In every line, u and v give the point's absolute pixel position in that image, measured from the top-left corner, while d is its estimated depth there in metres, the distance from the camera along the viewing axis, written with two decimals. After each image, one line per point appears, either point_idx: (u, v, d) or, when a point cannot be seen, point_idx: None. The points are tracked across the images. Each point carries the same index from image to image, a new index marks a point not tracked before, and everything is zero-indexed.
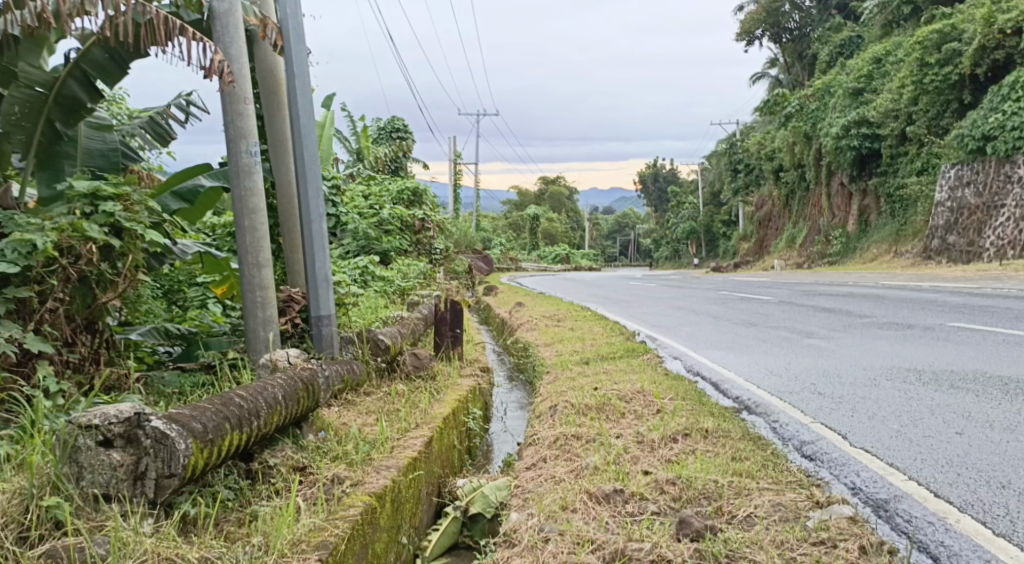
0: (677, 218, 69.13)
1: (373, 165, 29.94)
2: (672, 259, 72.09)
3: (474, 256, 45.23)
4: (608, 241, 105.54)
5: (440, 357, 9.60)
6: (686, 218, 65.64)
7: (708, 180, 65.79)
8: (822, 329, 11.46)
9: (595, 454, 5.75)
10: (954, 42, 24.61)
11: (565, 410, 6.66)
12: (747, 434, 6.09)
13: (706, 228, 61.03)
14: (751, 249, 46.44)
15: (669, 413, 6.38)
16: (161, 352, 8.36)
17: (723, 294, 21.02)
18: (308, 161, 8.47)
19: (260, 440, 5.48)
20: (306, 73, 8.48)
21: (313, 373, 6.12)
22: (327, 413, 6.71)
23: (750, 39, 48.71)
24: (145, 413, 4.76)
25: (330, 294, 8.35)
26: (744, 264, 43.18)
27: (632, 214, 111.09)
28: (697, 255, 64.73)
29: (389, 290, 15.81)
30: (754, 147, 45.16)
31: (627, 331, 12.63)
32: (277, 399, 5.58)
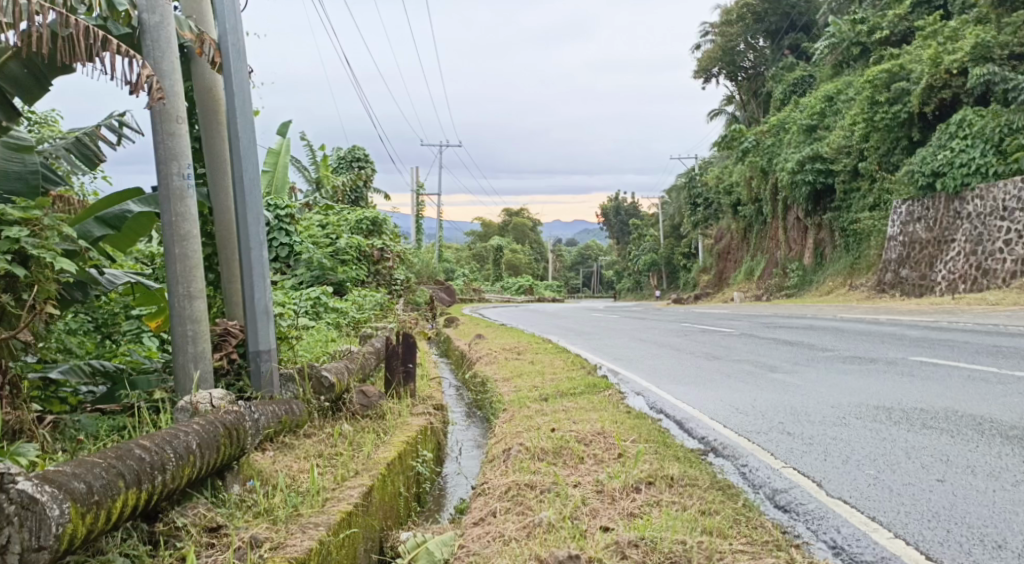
0: (637, 251, 69.09)
1: (331, 195, 29.44)
2: (633, 290, 72.04)
3: (435, 288, 44.75)
4: (570, 273, 105.46)
5: (392, 394, 9.06)
6: (647, 250, 65.60)
7: (667, 214, 65.89)
8: (785, 363, 11.07)
9: (550, 508, 5.25)
10: (903, 81, 24.65)
11: (518, 454, 6.14)
12: (715, 483, 5.62)
13: (666, 261, 61.05)
14: (709, 282, 46.36)
15: (632, 457, 5.90)
16: (83, 392, 7.85)
17: (684, 327, 20.67)
18: (248, 185, 7.96)
19: (167, 496, 4.94)
20: (246, 92, 8.01)
21: (239, 417, 5.56)
22: (259, 459, 6.14)
23: (707, 76, 48.94)
24: (10, 475, 4.27)
25: (270, 327, 7.82)
26: (704, 295, 43.09)
27: (595, 247, 111.20)
28: (657, 287, 64.67)
29: (342, 321, 15.29)
30: (712, 181, 45.22)
31: (586, 365, 12.15)
32: (190, 448, 5.04)
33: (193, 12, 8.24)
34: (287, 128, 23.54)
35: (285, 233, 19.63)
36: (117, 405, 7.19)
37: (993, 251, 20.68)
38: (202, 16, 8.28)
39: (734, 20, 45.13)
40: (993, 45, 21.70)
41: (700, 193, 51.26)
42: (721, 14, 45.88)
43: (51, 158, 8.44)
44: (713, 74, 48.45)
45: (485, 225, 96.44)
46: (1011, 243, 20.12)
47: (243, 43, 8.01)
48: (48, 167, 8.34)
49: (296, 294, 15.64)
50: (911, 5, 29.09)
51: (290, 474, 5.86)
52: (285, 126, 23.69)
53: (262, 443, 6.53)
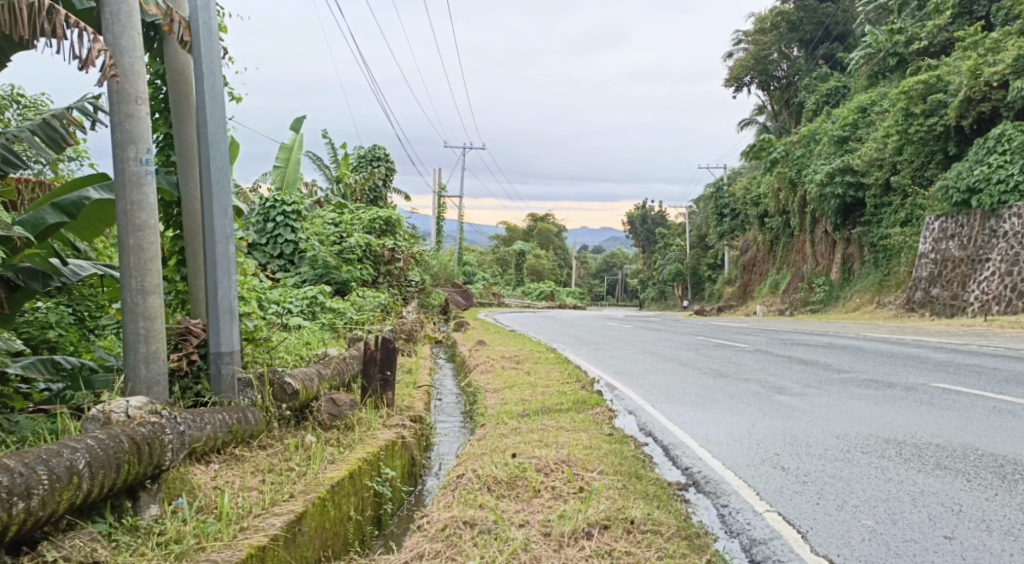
0: (663, 260, 68.25)
1: (347, 192, 29.02)
2: (658, 300, 71.22)
3: (451, 290, 44.27)
4: (594, 281, 104.57)
5: (368, 403, 8.48)
6: (673, 260, 64.76)
7: (695, 225, 64.98)
8: (795, 384, 10.39)
9: (480, 555, 4.77)
10: (941, 93, 23.87)
11: (469, 483, 5.61)
12: (679, 531, 5.10)
13: (692, 273, 60.12)
14: (733, 294, 45.54)
15: (591, 492, 5.40)
16: (42, 390, 7.38)
17: (698, 339, 19.99)
18: (215, 175, 7.49)
19: (40, 524, 4.70)
20: (216, 75, 7.58)
21: (155, 432, 5.26)
22: (195, 474, 5.65)
23: (739, 85, 48.14)
24: None
25: (233, 327, 7.33)
26: (727, 308, 42.24)
27: (621, 255, 110.33)
28: (681, 297, 63.74)
29: (339, 322, 14.77)
30: (740, 192, 44.44)
31: (586, 377, 11.55)
32: (74, 469, 4.82)
33: None
34: (302, 122, 23.14)
35: (291, 229, 19.17)
36: (65, 406, 6.71)
37: None
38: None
39: (769, 28, 44.42)
40: None
41: (728, 204, 50.45)
42: (754, 22, 45.18)
43: (15, 139, 7.94)
44: (745, 83, 47.64)
45: (509, 229, 95.92)
46: None
47: (215, 24, 7.63)
48: (10, 149, 7.86)
49: (294, 294, 15.16)
50: (951, 16, 28.29)
51: (223, 492, 5.44)
52: (299, 121, 23.30)
53: (205, 455, 5.99)
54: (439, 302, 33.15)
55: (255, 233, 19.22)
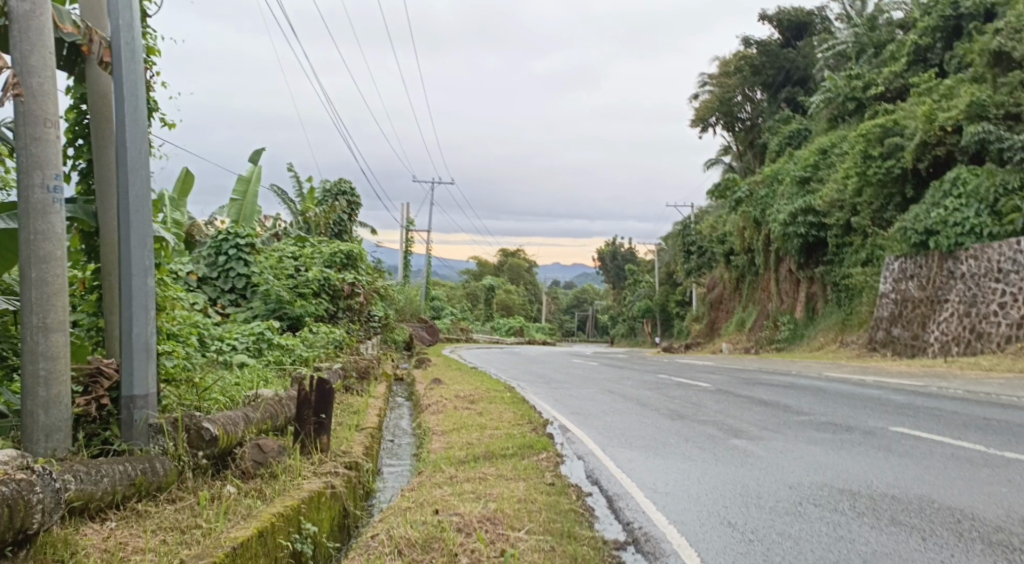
0: (632, 297, 68.05)
1: (308, 226, 28.51)
2: (627, 337, 70.96)
3: (417, 326, 43.70)
4: (564, 316, 104.20)
5: (301, 451, 7.88)
6: (642, 296, 64.56)
7: (663, 262, 64.86)
8: (752, 428, 9.97)
9: None
10: (897, 136, 23.82)
11: (382, 545, 5.25)
12: None
13: (660, 310, 59.92)
14: (700, 331, 45.29)
15: (513, 557, 5.10)
16: None
17: (660, 378, 19.57)
18: (132, 203, 6.97)
19: None
20: (138, 97, 7.08)
21: (27, 490, 4.85)
22: (79, 535, 5.23)
23: (704, 126, 48.25)
24: None
25: (150, 368, 6.88)
26: (694, 345, 41.95)
27: (592, 291, 110.23)
28: (651, 334, 63.47)
29: (286, 360, 14.23)
30: (706, 230, 44.34)
31: (538, 418, 11.08)
32: None
33: (88, 9, 7.35)
34: (260, 154, 22.67)
35: (243, 263, 18.63)
36: None
37: (988, 314, 19.62)
38: (98, 15, 7.41)
39: (732, 72, 44.69)
40: (988, 104, 20.92)
41: (695, 241, 50.42)
42: (718, 65, 45.46)
43: None
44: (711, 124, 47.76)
45: (479, 264, 95.55)
46: (1006, 306, 19.10)
47: (138, 44, 7.12)
48: None
49: (239, 332, 14.62)
50: (906, 63, 28.44)
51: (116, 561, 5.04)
52: (257, 154, 22.85)
53: (101, 511, 5.57)
54: (403, 337, 32.58)
55: (206, 266, 18.67)
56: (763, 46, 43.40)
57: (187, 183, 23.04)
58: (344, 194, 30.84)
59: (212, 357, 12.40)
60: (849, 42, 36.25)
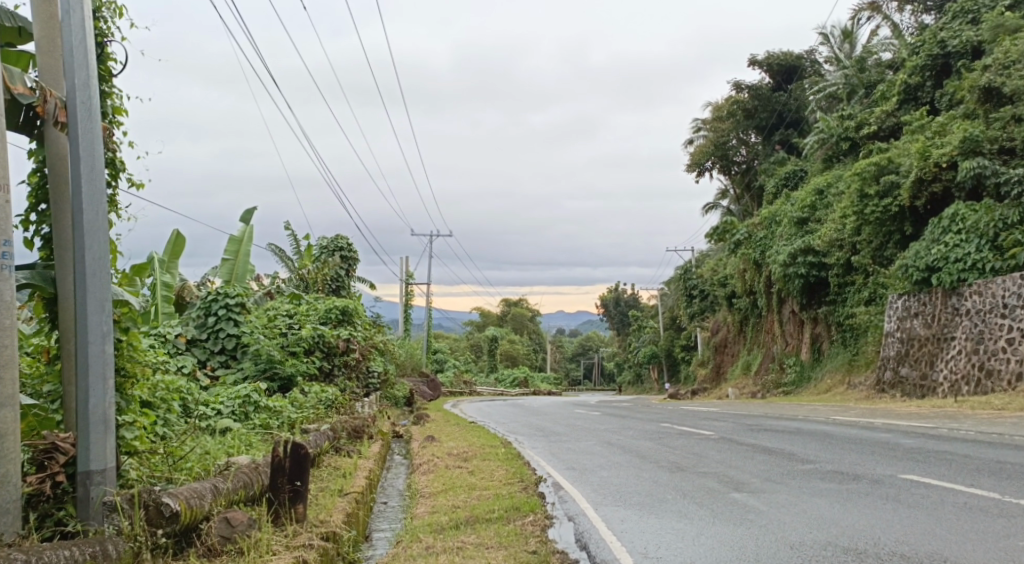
0: (637, 343, 67.55)
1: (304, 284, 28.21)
2: (634, 384, 70.35)
3: (418, 380, 43.20)
4: (570, 365, 103.49)
5: (275, 524, 7.38)
6: (647, 342, 64.05)
7: (666, 307, 64.44)
8: (754, 479, 9.53)
9: None
10: (892, 174, 23.54)
11: None
12: None
13: (665, 355, 59.39)
14: (705, 376, 44.76)
15: None
16: None
17: (663, 427, 19.10)
18: (89, 266, 6.50)
19: None
20: (96, 156, 6.61)
21: None
22: None
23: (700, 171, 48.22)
24: None
25: (108, 441, 6.55)
26: (701, 391, 41.38)
27: (597, 338, 109.70)
28: (657, 380, 62.85)
29: (274, 422, 13.81)
30: (707, 273, 43.98)
31: (531, 476, 10.65)
32: None
33: (45, 68, 6.91)
34: (251, 213, 22.43)
35: (233, 323, 18.26)
36: None
37: (996, 350, 19.20)
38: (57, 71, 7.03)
39: (725, 116, 44.72)
40: (982, 139, 20.69)
41: (697, 285, 50.11)
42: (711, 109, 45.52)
43: None
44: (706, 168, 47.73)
45: (481, 316, 95.21)
46: (1014, 342, 18.68)
47: (94, 101, 6.65)
48: None
49: (225, 395, 14.24)
50: (898, 101, 28.30)
51: None
52: (247, 213, 22.61)
53: None
54: (403, 392, 32.13)
55: (195, 328, 18.31)
56: (755, 89, 43.47)
57: (177, 245, 22.77)
58: (340, 249, 30.58)
59: (195, 423, 11.98)
60: (839, 83, 36.22)
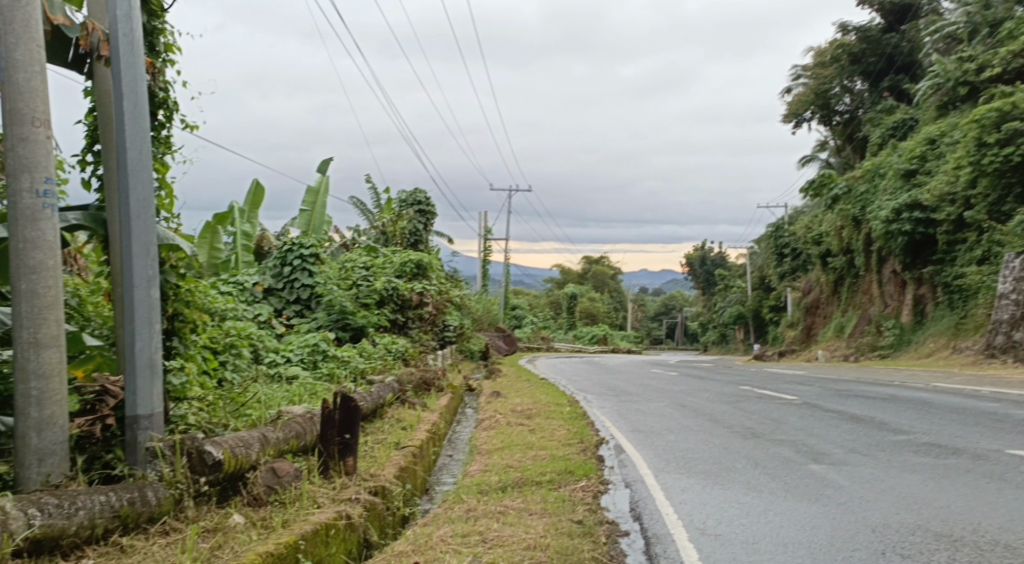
0: (723, 303, 66.28)
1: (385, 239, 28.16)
2: (720, 344, 69.27)
3: (493, 335, 43.16)
4: (652, 323, 102.34)
5: (323, 476, 7.19)
6: (735, 302, 62.87)
7: (756, 266, 62.93)
8: (836, 449, 9.05)
9: None
10: (1016, 121, 22.02)
11: None
12: None
13: (752, 315, 58.13)
14: (795, 338, 43.65)
15: None
16: None
17: (744, 389, 18.55)
18: (135, 208, 6.37)
19: None
20: (140, 93, 6.42)
21: None
22: None
23: (799, 121, 46.89)
24: None
25: (154, 385, 6.44)
26: (789, 352, 40.38)
27: (683, 297, 108.20)
28: (744, 340, 61.64)
29: (343, 372, 13.49)
30: (802, 229, 41.92)
31: (593, 437, 10.36)
32: None
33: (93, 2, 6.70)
34: (327, 164, 22.44)
35: (308, 273, 18.26)
36: None
37: None
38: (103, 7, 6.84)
39: (828, 61, 43.21)
40: None
41: (788, 243, 48.74)
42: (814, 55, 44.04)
43: None
44: (806, 118, 46.38)
45: (562, 273, 94.92)
46: None
47: (138, 35, 6.42)
48: None
49: (292, 343, 14.29)
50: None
51: None
52: (324, 164, 22.58)
53: (77, 548, 5.02)
54: (479, 346, 32.07)
55: (271, 277, 18.47)
56: (864, 31, 41.78)
57: (256, 194, 22.86)
58: (418, 203, 30.17)
59: (262, 370, 12.01)
60: (959, 23, 34.06)
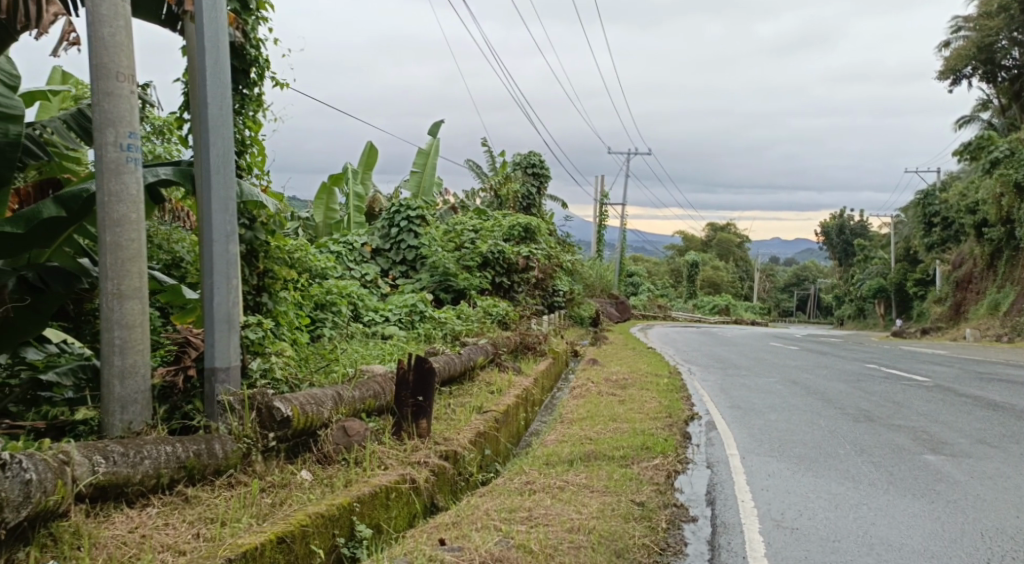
0: (863, 276, 63.45)
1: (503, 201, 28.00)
2: (857, 318, 66.60)
3: (606, 302, 42.74)
4: (781, 295, 99.31)
5: (395, 437, 7.20)
6: (876, 275, 60.18)
7: (902, 236, 59.91)
8: (962, 439, 8.46)
9: None
10: None
11: None
12: None
13: (895, 289, 55.35)
14: (944, 315, 41.25)
15: None
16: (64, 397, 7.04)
17: (872, 366, 17.70)
18: (214, 165, 6.60)
19: None
20: (218, 50, 6.61)
21: (42, 471, 4.50)
22: (114, 530, 4.75)
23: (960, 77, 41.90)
24: None
25: (230, 338, 6.55)
26: (933, 328, 38.28)
27: (818, 268, 104.43)
28: (883, 315, 58.84)
29: (438, 333, 13.51)
30: (953, 197, 39.30)
31: (686, 412, 10.09)
32: None
33: None
34: (438, 125, 22.48)
35: (414, 234, 18.44)
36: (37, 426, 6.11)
37: None
38: None
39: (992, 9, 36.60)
40: None
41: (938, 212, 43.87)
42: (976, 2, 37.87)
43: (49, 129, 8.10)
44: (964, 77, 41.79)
45: (684, 241, 93.43)
46: None
47: None
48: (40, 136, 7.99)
49: (392, 303, 14.40)
50: None
51: (141, 545, 4.68)
52: (435, 126, 22.61)
53: (144, 496, 5.11)
54: (589, 312, 31.78)
55: (380, 238, 18.76)
56: None
57: (370, 156, 23.17)
58: (533, 166, 29.74)
59: (362, 329, 12.09)
60: None
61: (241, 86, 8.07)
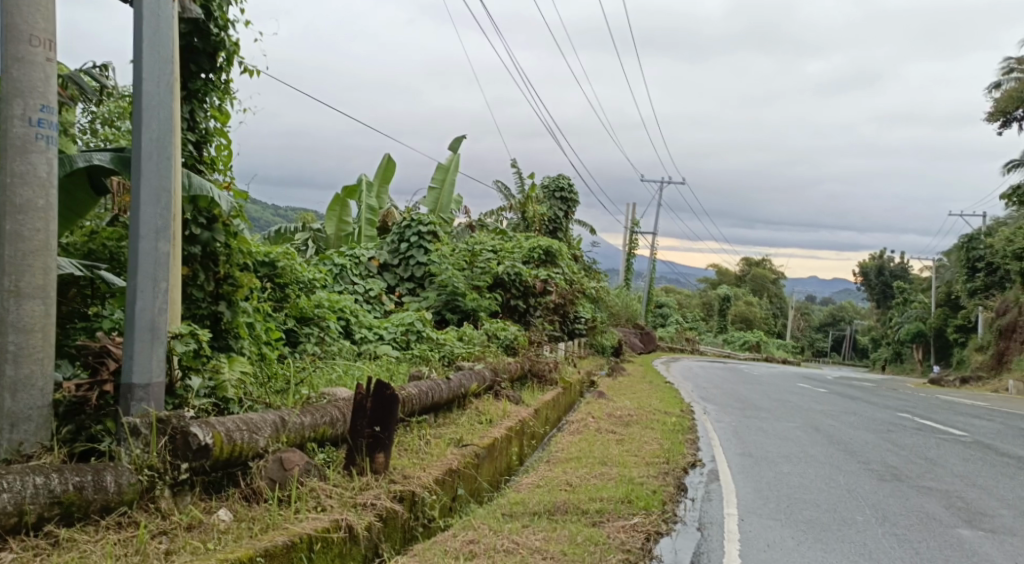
0: (902, 319, 61.66)
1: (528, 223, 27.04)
2: (893, 363, 64.69)
3: (631, 332, 41.55)
4: (815, 335, 97.17)
5: (344, 473, 6.31)
6: (914, 321, 58.31)
7: (943, 280, 58.07)
8: (1006, 511, 7.37)
9: None
10: None
11: None
12: None
13: (934, 334, 53.55)
14: (986, 363, 39.57)
15: None
16: None
17: (905, 416, 16.49)
18: (147, 149, 5.75)
19: None
20: (156, 21, 5.79)
21: None
22: None
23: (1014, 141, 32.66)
24: None
25: (154, 352, 5.67)
26: (972, 377, 36.63)
27: (852, 307, 102.21)
28: (921, 361, 57.04)
29: (433, 354, 12.53)
30: (998, 243, 37.66)
31: (687, 458, 9.08)
32: None
33: None
34: (458, 142, 21.59)
35: (423, 251, 17.51)
36: None
37: None
38: None
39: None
40: None
41: (982, 257, 42.32)
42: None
43: None
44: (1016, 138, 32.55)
45: (718, 275, 91.78)
46: None
47: None
48: None
49: (387, 322, 13.49)
50: None
51: None
52: (457, 142, 21.74)
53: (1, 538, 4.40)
54: (611, 341, 30.61)
55: (388, 252, 17.87)
56: None
57: (387, 170, 22.39)
58: (561, 190, 28.77)
59: (350, 348, 11.16)
60: None
61: (204, 70, 7.32)
